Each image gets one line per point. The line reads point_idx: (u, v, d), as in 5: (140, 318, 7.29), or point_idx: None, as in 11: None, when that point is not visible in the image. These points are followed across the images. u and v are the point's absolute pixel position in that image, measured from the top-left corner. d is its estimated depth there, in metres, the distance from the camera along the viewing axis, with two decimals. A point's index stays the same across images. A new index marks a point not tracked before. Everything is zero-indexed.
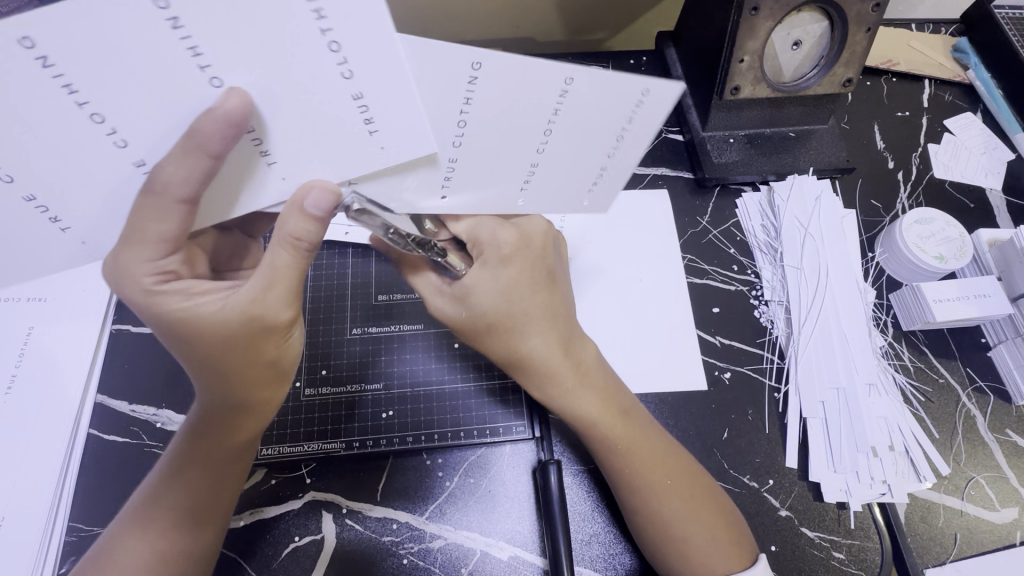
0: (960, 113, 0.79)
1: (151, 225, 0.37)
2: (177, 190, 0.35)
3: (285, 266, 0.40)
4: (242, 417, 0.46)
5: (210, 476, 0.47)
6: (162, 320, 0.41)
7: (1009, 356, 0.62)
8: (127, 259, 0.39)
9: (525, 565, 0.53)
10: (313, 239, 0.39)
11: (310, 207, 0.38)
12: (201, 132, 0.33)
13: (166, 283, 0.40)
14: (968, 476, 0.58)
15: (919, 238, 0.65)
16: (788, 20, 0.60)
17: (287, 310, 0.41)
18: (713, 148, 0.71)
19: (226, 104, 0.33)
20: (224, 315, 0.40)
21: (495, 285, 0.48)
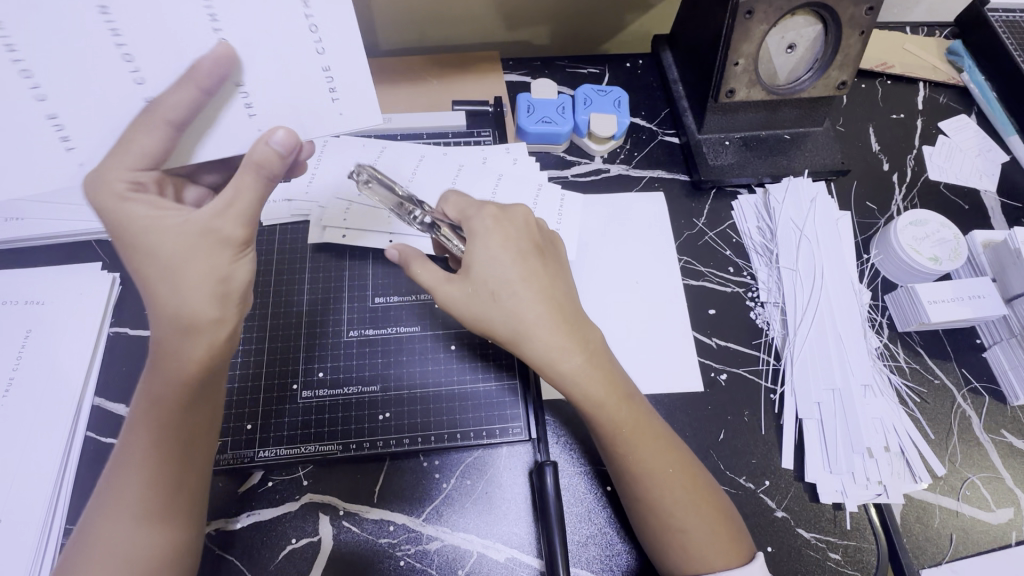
0: (954, 115, 0.80)
1: (139, 137, 0.40)
2: (171, 115, 0.40)
3: (247, 188, 0.42)
4: (186, 345, 0.43)
5: (172, 432, 0.45)
6: (126, 226, 0.42)
7: (1004, 356, 0.62)
8: (111, 168, 0.41)
9: (522, 566, 0.53)
10: (273, 171, 0.43)
11: (275, 143, 0.42)
12: (196, 68, 0.40)
13: (139, 193, 0.42)
14: (964, 477, 0.59)
15: (914, 240, 0.65)
16: (781, 23, 0.61)
17: (242, 228, 0.43)
18: (709, 151, 0.71)
19: (218, 49, 0.40)
20: (187, 228, 0.42)
21: (487, 252, 0.51)
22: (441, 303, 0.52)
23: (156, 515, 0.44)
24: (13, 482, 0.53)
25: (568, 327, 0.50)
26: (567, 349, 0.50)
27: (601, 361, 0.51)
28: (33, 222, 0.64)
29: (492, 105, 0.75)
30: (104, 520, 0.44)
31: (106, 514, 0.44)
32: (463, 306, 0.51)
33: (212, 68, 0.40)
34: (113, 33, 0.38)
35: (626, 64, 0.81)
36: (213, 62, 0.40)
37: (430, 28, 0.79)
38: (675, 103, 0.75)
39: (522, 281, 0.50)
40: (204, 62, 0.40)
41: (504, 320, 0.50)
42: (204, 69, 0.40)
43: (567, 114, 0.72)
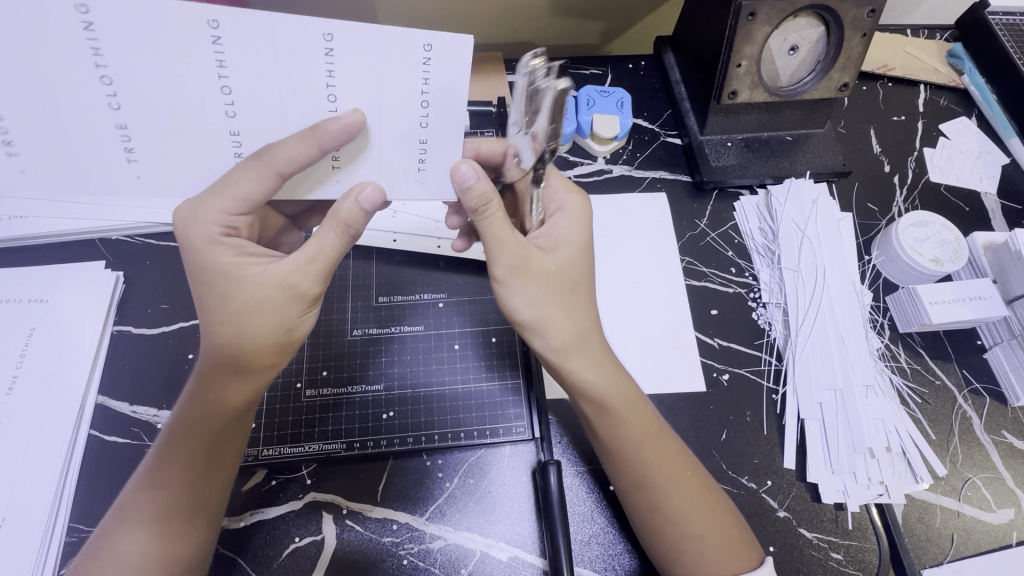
0: (955, 118, 0.80)
1: (245, 183, 0.41)
2: (282, 165, 0.40)
3: (331, 246, 0.45)
4: (232, 381, 0.45)
5: (204, 449, 0.46)
6: (210, 271, 0.44)
7: (1005, 357, 0.62)
8: (207, 206, 0.43)
9: (524, 566, 0.53)
10: (359, 228, 0.45)
11: (363, 200, 0.44)
12: (322, 129, 0.39)
13: (230, 237, 0.44)
14: (965, 477, 0.59)
15: (915, 241, 0.66)
16: (784, 25, 0.61)
17: (319, 287, 0.45)
18: (711, 152, 0.72)
19: (348, 120, 0.39)
20: (267, 280, 0.44)
21: (571, 227, 0.52)
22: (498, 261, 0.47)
23: (170, 532, 0.45)
24: (16, 481, 0.53)
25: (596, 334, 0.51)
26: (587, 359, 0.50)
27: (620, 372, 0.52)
28: (36, 221, 0.64)
29: (495, 105, 0.75)
30: (125, 527, 0.45)
31: (127, 522, 0.45)
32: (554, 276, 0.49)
33: (338, 134, 0.39)
34: (94, 54, 0.36)
35: (628, 65, 0.82)
36: (341, 128, 0.39)
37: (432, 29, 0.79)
38: (677, 104, 0.75)
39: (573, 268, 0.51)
40: (330, 127, 0.39)
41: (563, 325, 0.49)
42: (330, 132, 0.39)
43: (569, 115, 0.72)
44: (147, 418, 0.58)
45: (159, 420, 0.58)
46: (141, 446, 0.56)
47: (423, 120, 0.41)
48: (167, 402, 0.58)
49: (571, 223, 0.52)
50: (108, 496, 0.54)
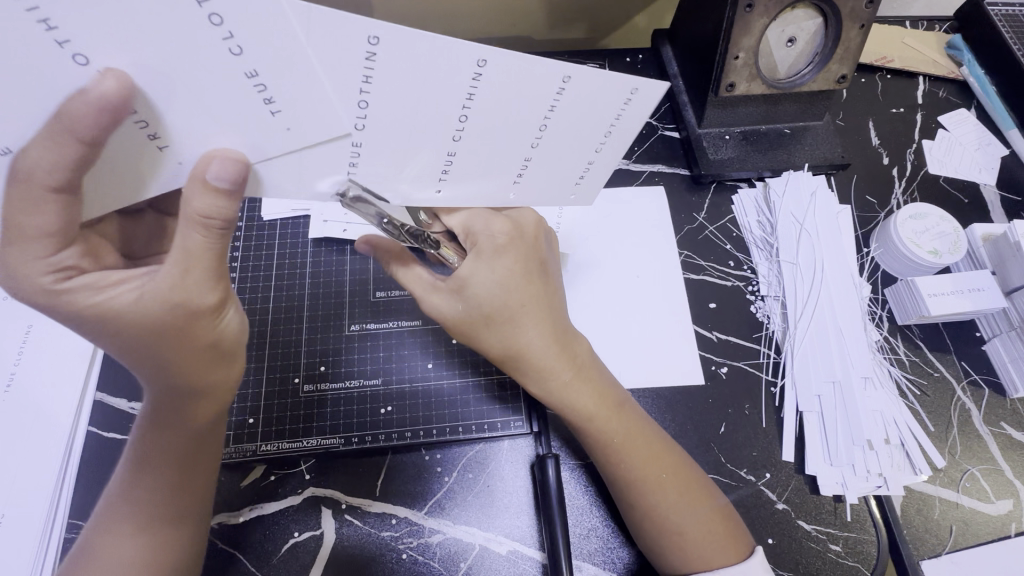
0: (955, 109, 0.80)
1: (31, 219, 0.34)
2: (46, 177, 0.33)
3: (201, 247, 0.37)
4: (197, 403, 0.44)
5: (173, 459, 0.45)
6: (80, 317, 0.38)
7: (1004, 349, 0.62)
8: (15, 257, 0.36)
9: (523, 559, 0.53)
10: (227, 216, 0.37)
11: (210, 178, 0.35)
12: (68, 114, 0.31)
13: (70, 279, 0.38)
14: (964, 468, 0.59)
15: (914, 233, 0.65)
16: (782, 17, 0.61)
17: (209, 292, 0.39)
18: (709, 145, 0.71)
19: (104, 86, 0.31)
20: (144, 307, 0.38)
21: (492, 276, 0.48)
22: (430, 311, 0.51)
23: (159, 539, 0.46)
24: (16, 479, 0.53)
25: (559, 344, 0.50)
26: (555, 367, 0.50)
27: (590, 374, 0.52)
28: None
29: None
30: (110, 534, 0.45)
31: (112, 529, 0.45)
32: (456, 322, 0.50)
33: (89, 116, 0.31)
34: None
35: (626, 58, 0.81)
36: (92, 105, 0.31)
37: (430, 24, 0.79)
38: (675, 97, 0.75)
39: (524, 308, 0.49)
40: (76, 107, 0.31)
41: (500, 344, 0.50)
42: (77, 114, 0.31)
43: None
44: None
45: None
46: None
47: (306, 74, 0.32)
48: None
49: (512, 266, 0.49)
50: None
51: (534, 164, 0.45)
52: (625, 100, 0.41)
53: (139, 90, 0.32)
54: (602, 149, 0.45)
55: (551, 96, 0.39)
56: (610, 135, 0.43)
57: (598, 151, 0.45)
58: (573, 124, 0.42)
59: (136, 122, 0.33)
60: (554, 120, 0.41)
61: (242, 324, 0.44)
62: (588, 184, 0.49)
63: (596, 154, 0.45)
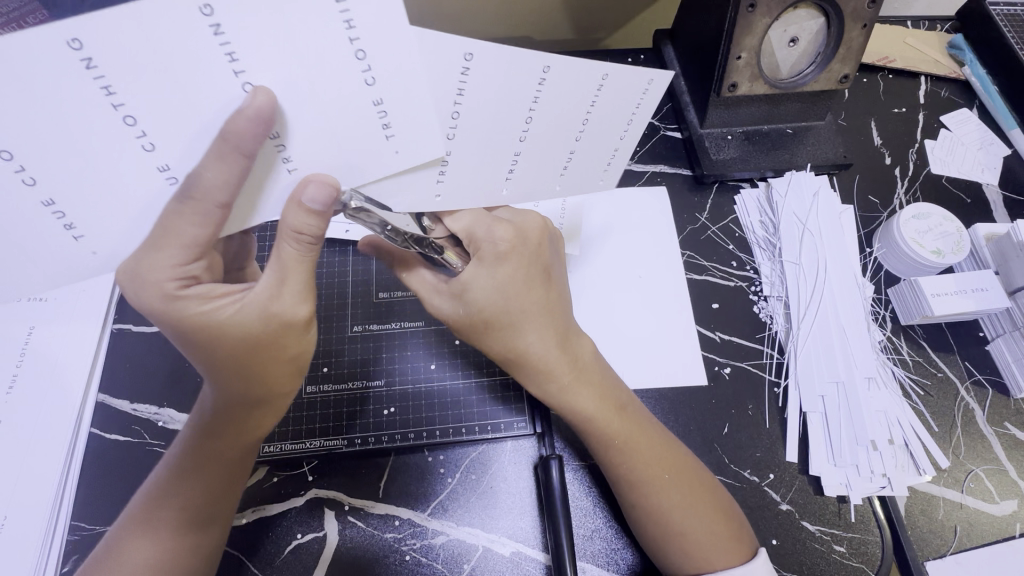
0: (957, 109, 0.80)
1: (184, 231, 0.36)
2: (217, 195, 0.35)
3: (297, 261, 0.40)
4: (255, 412, 0.46)
5: (224, 466, 0.47)
6: (181, 323, 0.40)
7: (1007, 349, 0.62)
8: (151, 263, 0.37)
9: (527, 560, 0.53)
10: (318, 234, 0.39)
11: (307, 202, 0.37)
12: (234, 132, 0.33)
13: (189, 287, 0.39)
14: (968, 469, 0.59)
15: (917, 233, 0.65)
16: (784, 16, 0.61)
17: (302, 307, 0.42)
18: (712, 145, 0.71)
19: (256, 102, 0.32)
20: (243, 319, 0.40)
21: (492, 280, 0.48)
22: (434, 312, 0.51)
23: (189, 542, 0.46)
24: (19, 479, 0.53)
25: (561, 344, 0.50)
26: (558, 370, 0.50)
27: (594, 375, 0.52)
28: None
29: None
30: (140, 532, 0.45)
31: (138, 532, 0.45)
32: (459, 327, 0.50)
33: (250, 132, 0.33)
34: (107, 93, 0.30)
35: (627, 59, 0.81)
36: (251, 121, 0.32)
37: (431, 25, 0.79)
38: (677, 98, 0.75)
39: (526, 303, 0.49)
40: (239, 125, 0.32)
41: (504, 343, 0.50)
42: (240, 132, 0.33)
43: None
44: (148, 416, 0.57)
45: (159, 417, 0.57)
46: (142, 443, 0.56)
47: (367, 76, 0.34)
48: (166, 400, 0.58)
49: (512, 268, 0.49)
50: (110, 494, 0.54)
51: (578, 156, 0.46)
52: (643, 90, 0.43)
53: (280, 107, 0.34)
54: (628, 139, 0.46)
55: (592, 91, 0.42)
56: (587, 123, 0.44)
57: (625, 141, 0.46)
58: (556, 114, 0.42)
59: (273, 139, 0.35)
60: (537, 113, 0.42)
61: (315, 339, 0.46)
62: (572, 176, 0.48)
63: (576, 144, 0.45)
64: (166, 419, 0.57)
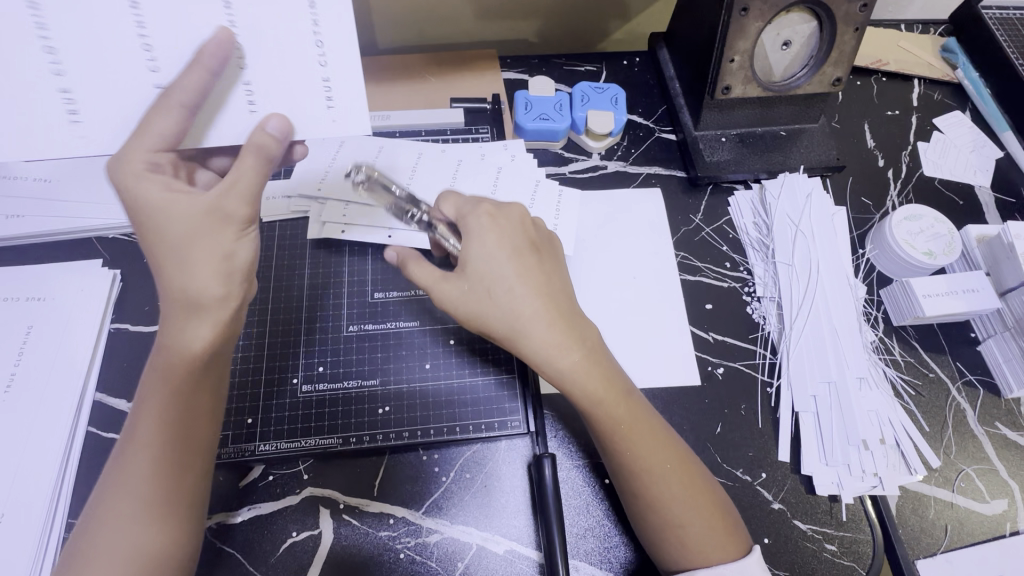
0: (949, 112, 0.80)
1: (161, 121, 0.44)
2: (166, 132, 0.44)
3: (245, 174, 0.45)
4: (200, 372, 0.46)
5: (171, 432, 0.46)
6: (138, 210, 0.44)
7: (998, 350, 0.63)
8: (127, 149, 0.44)
9: (520, 559, 0.53)
10: (271, 153, 0.46)
11: (269, 129, 0.47)
12: (194, 65, 0.43)
13: (148, 177, 0.44)
14: (958, 468, 0.59)
15: (909, 235, 0.66)
16: (776, 20, 0.62)
17: (242, 208, 0.45)
18: (706, 147, 0.72)
19: (218, 37, 0.43)
20: (191, 208, 0.44)
21: (485, 251, 0.51)
22: (441, 303, 0.52)
23: (147, 523, 0.44)
24: (15, 478, 0.53)
25: (565, 324, 0.50)
26: (564, 346, 0.50)
27: (599, 360, 0.51)
28: (34, 221, 0.65)
29: (490, 102, 0.76)
30: (98, 521, 0.44)
31: (104, 523, 0.44)
32: (462, 306, 0.51)
33: (211, 57, 0.43)
34: None
35: (623, 61, 0.82)
36: (213, 49, 0.43)
37: (429, 27, 0.79)
38: (671, 100, 0.76)
39: (519, 279, 0.50)
40: (198, 64, 0.43)
41: (502, 322, 0.50)
42: (199, 67, 0.43)
43: (563, 112, 0.72)
44: None
45: None
46: None
47: None
48: None
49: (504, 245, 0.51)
50: None
51: None
52: None
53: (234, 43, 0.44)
54: None
55: None
56: None
57: None
58: None
59: (240, 78, 0.46)
60: None
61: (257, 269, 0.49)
62: None
63: None
64: None
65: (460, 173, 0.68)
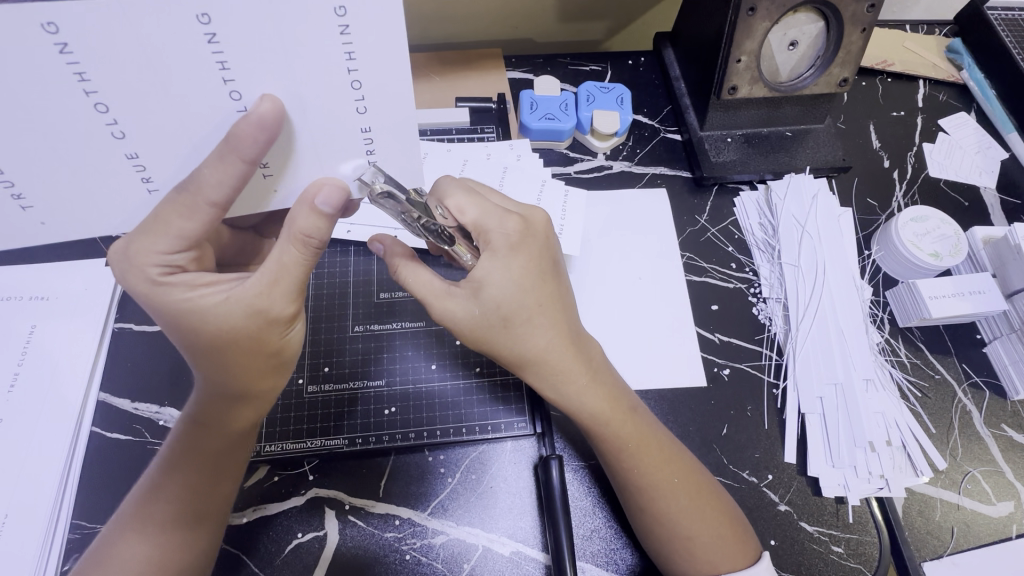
0: (955, 113, 0.80)
1: (176, 221, 0.39)
2: (211, 193, 0.37)
3: (294, 262, 0.42)
4: (240, 407, 0.46)
5: (212, 462, 0.47)
6: (166, 310, 0.41)
7: (1004, 352, 0.62)
8: (140, 248, 0.39)
9: (527, 560, 0.53)
10: (323, 238, 0.41)
11: (320, 204, 0.40)
12: (236, 137, 0.35)
13: (174, 275, 0.41)
14: (965, 470, 0.59)
15: (915, 236, 0.66)
16: (784, 20, 0.61)
17: (289, 306, 0.43)
18: (712, 147, 0.72)
19: (260, 109, 0.34)
20: (229, 308, 0.41)
21: (507, 275, 0.49)
22: (444, 318, 0.49)
23: (176, 543, 0.45)
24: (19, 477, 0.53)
25: (573, 347, 0.51)
26: (573, 371, 0.50)
27: (603, 378, 0.52)
28: None
29: (495, 102, 0.75)
30: (128, 535, 0.45)
31: (132, 528, 0.45)
32: (471, 327, 0.49)
33: (252, 137, 0.35)
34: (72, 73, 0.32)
35: (628, 61, 0.82)
36: (253, 127, 0.35)
37: (434, 26, 0.79)
38: (677, 100, 0.76)
39: (538, 307, 0.49)
40: (243, 130, 0.34)
41: (517, 349, 0.49)
42: (243, 138, 0.35)
43: (569, 111, 0.72)
44: (149, 415, 0.57)
45: (160, 416, 0.57)
46: (143, 443, 0.56)
47: (360, 105, 0.37)
48: (168, 399, 0.58)
49: (527, 266, 0.50)
50: (110, 493, 0.54)
51: None
52: None
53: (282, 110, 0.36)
54: None
55: None
56: None
57: None
58: None
59: (262, 169, 0.39)
60: None
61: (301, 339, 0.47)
62: None
63: None
64: (168, 419, 0.57)
65: (466, 173, 0.67)
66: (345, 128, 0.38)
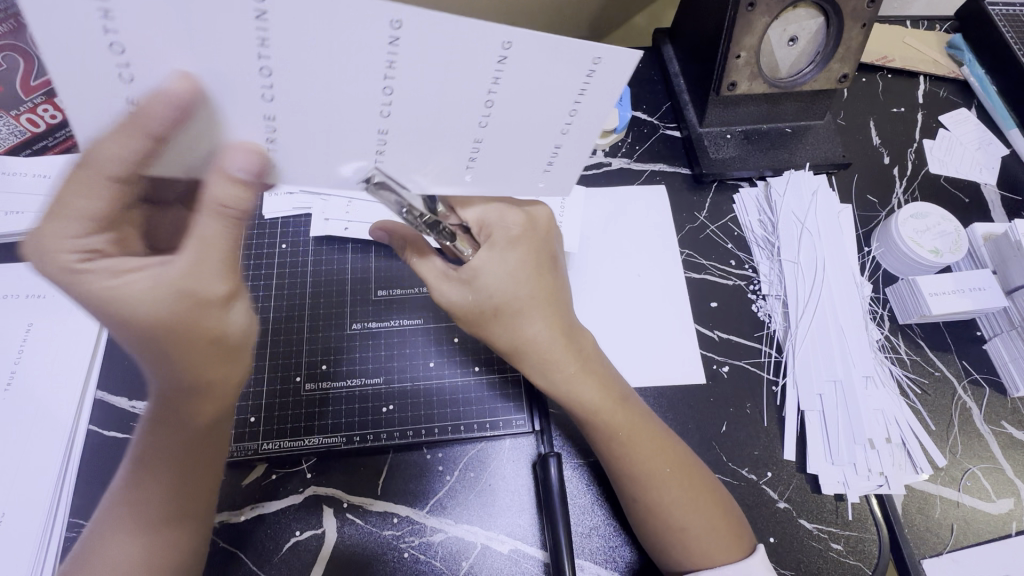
0: (955, 109, 0.80)
1: (79, 201, 0.37)
2: (110, 167, 0.36)
3: (219, 237, 0.40)
4: (196, 400, 0.45)
5: (183, 459, 0.46)
6: (90, 298, 0.39)
7: (1004, 348, 0.62)
8: (50, 234, 0.37)
9: (525, 558, 0.53)
10: (242, 206, 0.39)
11: (236, 172, 0.37)
12: (144, 114, 0.33)
13: (92, 261, 0.39)
14: (965, 467, 0.59)
15: (915, 233, 0.65)
16: (784, 15, 0.61)
17: (220, 284, 0.41)
18: (711, 144, 0.71)
19: (173, 87, 0.33)
20: (154, 291, 0.40)
21: (503, 268, 0.48)
22: (439, 301, 0.50)
23: (161, 542, 0.45)
24: (16, 476, 0.53)
25: (565, 338, 0.51)
26: (558, 360, 0.50)
27: (596, 367, 0.52)
28: (32, 216, 0.64)
29: None
30: (111, 537, 0.45)
31: (110, 530, 0.45)
32: (462, 311, 0.50)
33: (160, 113, 0.33)
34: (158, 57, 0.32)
35: None
36: (165, 103, 0.33)
37: None
38: (676, 97, 0.75)
39: (531, 299, 0.49)
40: (151, 107, 0.33)
41: (506, 335, 0.50)
42: (151, 115, 0.33)
43: None
44: None
45: None
46: None
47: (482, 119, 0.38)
48: None
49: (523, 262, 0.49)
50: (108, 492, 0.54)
51: (564, 153, 0.42)
52: (588, 71, 0.36)
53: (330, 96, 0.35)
54: (568, 129, 0.40)
55: (582, 76, 0.37)
56: (575, 113, 0.39)
57: (564, 132, 0.40)
58: (601, 108, 0.39)
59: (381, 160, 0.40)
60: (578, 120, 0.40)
61: (246, 321, 0.45)
62: (558, 174, 0.44)
63: (562, 136, 0.41)
64: None
65: None
66: (542, 141, 0.41)
